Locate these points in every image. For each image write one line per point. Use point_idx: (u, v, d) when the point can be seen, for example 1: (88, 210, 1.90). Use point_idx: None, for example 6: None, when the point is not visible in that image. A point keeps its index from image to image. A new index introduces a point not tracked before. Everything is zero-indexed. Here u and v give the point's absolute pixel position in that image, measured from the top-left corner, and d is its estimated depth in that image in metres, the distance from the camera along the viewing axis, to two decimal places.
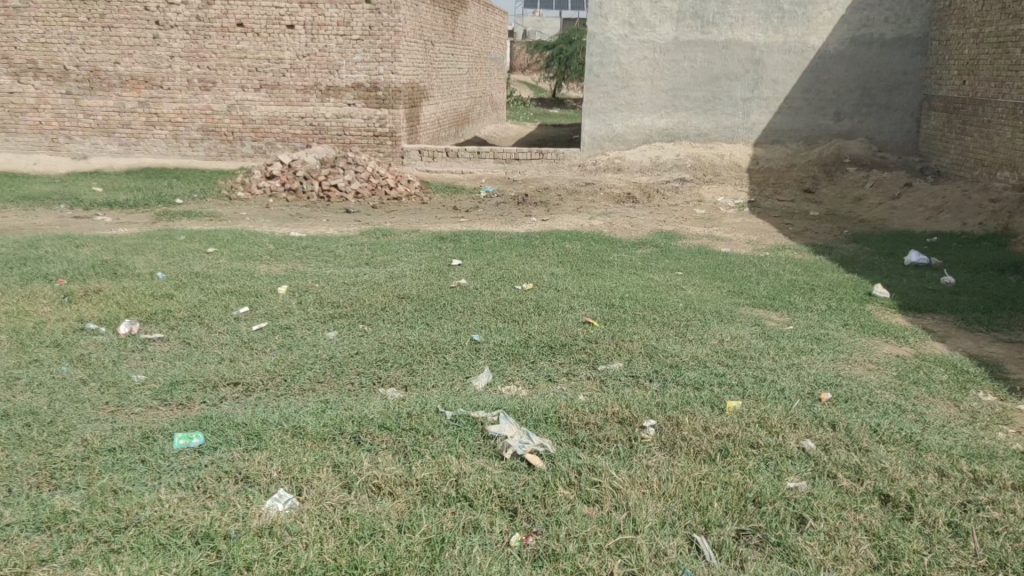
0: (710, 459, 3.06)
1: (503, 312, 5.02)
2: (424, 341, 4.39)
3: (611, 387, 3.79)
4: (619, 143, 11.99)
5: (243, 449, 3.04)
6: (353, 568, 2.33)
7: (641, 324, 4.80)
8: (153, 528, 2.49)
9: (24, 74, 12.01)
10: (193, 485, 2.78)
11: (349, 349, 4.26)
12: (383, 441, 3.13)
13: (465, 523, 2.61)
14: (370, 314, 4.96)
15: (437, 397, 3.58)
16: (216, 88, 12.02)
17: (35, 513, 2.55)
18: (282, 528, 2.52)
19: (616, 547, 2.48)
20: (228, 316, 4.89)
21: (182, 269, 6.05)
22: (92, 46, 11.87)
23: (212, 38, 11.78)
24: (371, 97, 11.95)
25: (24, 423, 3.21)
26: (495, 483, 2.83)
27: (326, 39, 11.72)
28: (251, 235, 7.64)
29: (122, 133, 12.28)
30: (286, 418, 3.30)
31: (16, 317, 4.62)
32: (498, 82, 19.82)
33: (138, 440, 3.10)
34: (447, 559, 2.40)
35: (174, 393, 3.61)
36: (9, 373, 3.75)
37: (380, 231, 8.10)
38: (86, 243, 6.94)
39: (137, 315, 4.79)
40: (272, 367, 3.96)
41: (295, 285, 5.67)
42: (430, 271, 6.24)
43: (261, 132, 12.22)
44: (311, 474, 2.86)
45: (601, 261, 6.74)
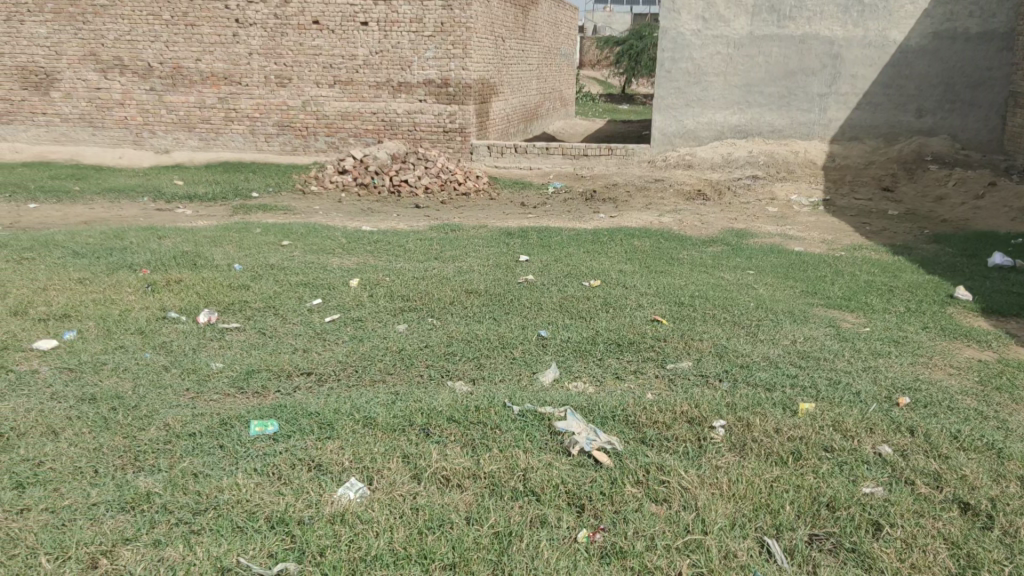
0: (782, 461, 3.02)
1: (570, 309, 5.02)
2: (492, 336, 4.42)
3: (680, 386, 3.75)
4: (690, 139, 11.84)
5: (316, 438, 3.12)
6: (423, 558, 2.38)
7: (711, 323, 4.75)
8: (231, 511, 2.58)
9: (111, 70, 12.45)
10: (269, 471, 2.85)
11: (418, 342, 4.32)
12: (451, 434, 3.17)
13: (533, 517, 2.62)
14: (439, 308, 5.01)
15: (505, 391, 3.61)
16: (292, 84, 12.29)
17: (120, 493, 2.66)
18: (353, 515, 2.58)
19: (685, 547, 2.47)
20: (302, 307, 5.00)
21: (258, 261, 6.21)
22: (175, 43, 12.25)
23: (289, 35, 12.06)
24: (442, 93, 12.05)
25: (110, 407, 3.34)
26: (563, 479, 2.83)
27: (399, 36, 11.87)
28: (324, 229, 7.78)
29: (203, 129, 12.66)
30: (358, 408, 3.37)
31: (103, 305, 4.80)
32: (567, 78, 19.78)
33: (216, 425, 3.20)
34: (515, 552, 2.42)
35: (251, 381, 3.72)
36: (96, 359, 3.91)
37: (449, 226, 8.17)
38: (168, 235, 7.17)
39: (215, 305, 4.93)
40: (343, 358, 4.04)
41: (366, 278, 5.76)
42: (498, 266, 6.27)
43: (334, 128, 12.43)
44: (382, 464, 2.91)
45: (671, 259, 6.69)
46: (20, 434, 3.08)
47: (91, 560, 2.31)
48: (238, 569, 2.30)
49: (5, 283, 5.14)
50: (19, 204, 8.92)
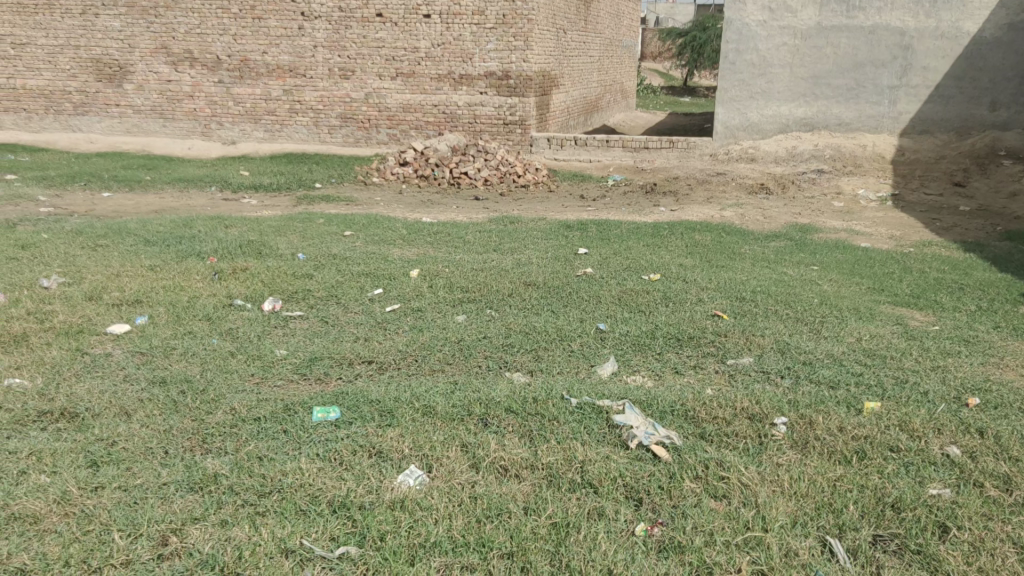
0: (845, 461, 2.96)
1: (629, 302, 5.00)
2: (550, 328, 4.43)
3: (740, 382, 3.71)
4: (753, 132, 11.66)
5: (377, 425, 3.17)
6: (481, 545, 2.41)
7: (773, 319, 4.68)
8: (295, 495, 2.64)
9: (181, 63, 12.76)
10: (331, 457, 2.91)
11: (477, 333, 4.35)
12: (509, 425, 3.19)
13: (591, 509, 2.63)
14: (497, 300, 5.04)
15: (563, 383, 3.61)
16: (356, 76, 12.45)
17: (189, 474, 2.74)
18: (413, 502, 2.62)
19: (745, 544, 2.45)
20: (364, 297, 5.08)
21: (321, 251, 6.32)
22: (243, 36, 12.49)
23: (353, 28, 12.20)
24: (503, 86, 12.07)
25: (180, 390, 3.45)
26: (621, 472, 2.83)
27: (461, 28, 11.89)
28: (386, 219, 7.88)
29: (268, 120, 12.92)
30: (417, 397, 3.41)
31: (174, 291, 4.95)
32: (628, 70, 19.62)
33: (280, 411, 3.27)
34: (573, 543, 2.42)
35: (314, 368, 3.80)
36: (166, 343, 4.03)
37: (508, 218, 8.19)
38: (234, 224, 7.34)
39: (280, 293, 5.03)
40: (403, 348, 4.10)
41: (426, 269, 5.81)
42: (556, 259, 6.27)
43: (396, 120, 12.58)
44: (441, 453, 2.95)
45: (732, 253, 6.61)
46: (95, 415, 3.19)
47: (162, 537, 2.39)
48: (301, 551, 2.35)
49: (81, 269, 5.33)
50: (94, 192, 9.23)
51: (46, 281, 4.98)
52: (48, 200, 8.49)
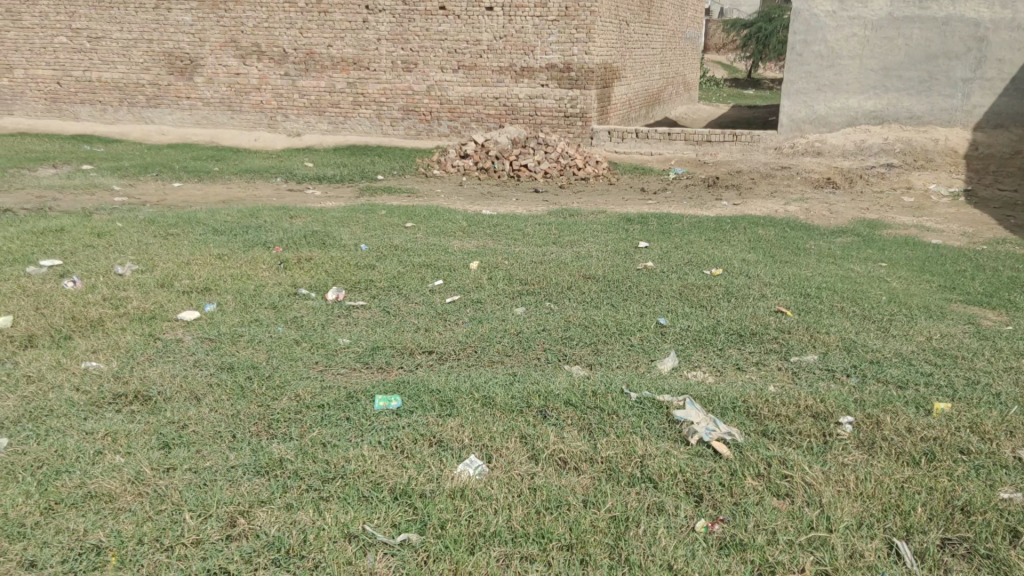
0: (913, 462, 2.89)
1: (690, 297, 4.96)
2: (610, 321, 4.41)
3: (804, 380, 3.65)
4: (820, 125, 11.42)
5: (437, 415, 3.20)
6: (541, 537, 2.42)
7: (838, 317, 4.59)
8: (358, 481, 2.68)
9: (249, 56, 13.03)
10: (392, 445, 2.95)
11: (536, 325, 4.36)
12: (568, 417, 3.19)
13: (650, 504, 2.62)
14: (557, 292, 5.04)
15: (623, 377, 3.60)
16: (418, 69, 12.55)
17: (256, 458, 2.81)
18: (473, 491, 2.64)
19: (809, 544, 2.41)
20: (424, 288, 5.12)
21: (383, 241, 6.40)
22: (309, 30, 12.68)
23: (417, 21, 12.30)
24: (564, 78, 12.02)
25: (247, 376, 3.54)
26: (681, 468, 2.81)
27: (523, 20, 11.88)
28: (446, 211, 7.93)
29: (332, 112, 13.11)
30: (477, 387, 3.44)
31: (241, 280, 5.06)
32: (691, 62, 19.37)
33: (343, 398, 3.33)
34: (632, 538, 2.42)
35: (375, 357, 3.85)
36: (234, 330, 4.14)
37: (568, 211, 8.18)
38: (299, 214, 7.48)
39: (343, 283, 5.11)
40: (463, 339, 4.12)
41: (486, 261, 5.84)
42: (616, 252, 6.24)
43: (457, 113, 12.63)
44: (500, 443, 2.97)
45: (797, 248, 6.50)
46: (167, 398, 3.29)
47: (230, 518, 2.46)
48: (363, 536, 2.39)
49: (153, 257, 5.49)
50: (165, 182, 9.51)
51: (120, 268, 5.14)
52: (122, 189, 8.77)
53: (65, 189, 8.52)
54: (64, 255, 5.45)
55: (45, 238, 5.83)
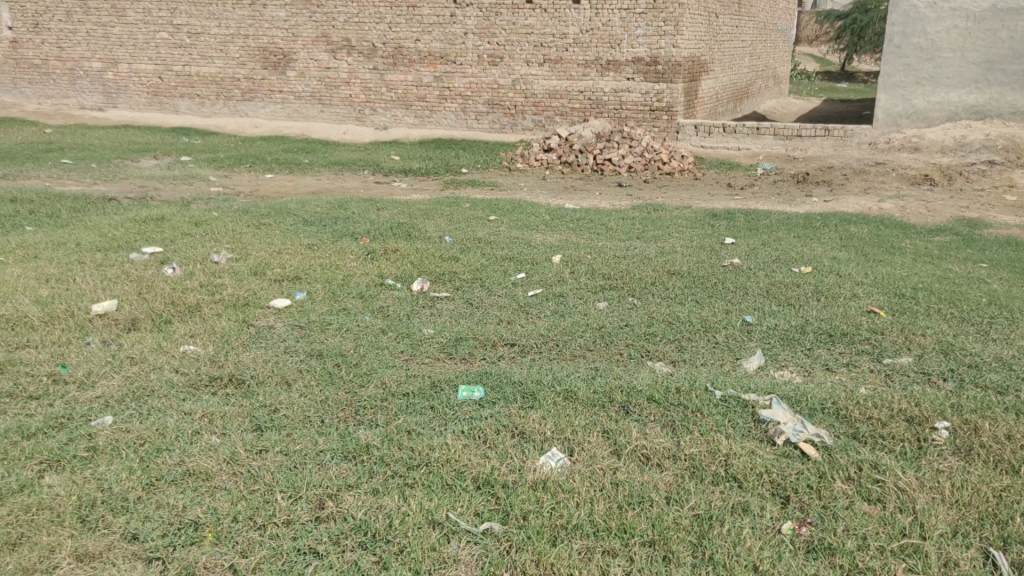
0: (1013, 471, 2.77)
1: (778, 295, 4.85)
2: (694, 318, 4.35)
3: (898, 383, 3.54)
4: (918, 120, 11.01)
5: (519, 406, 3.22)
6: (623, 531, 2.42)
7: (935, 318, 4.42)
8: (442, 469, 2.72)
9: (339, 51, 13.32)
10: (476, 435, 2.98)
11: (619, 320, 4.34)
12: (651, 414, 3.16)
13: (735, 504, 2.58)
14: (640, 288, 5.00)
15: (707, 375, 3.55)
16: (504, 63, 12.61)
17: (343, 443, 2.88)
18: (555, 484, 2.65)
19: (901, 550, 2.35)
20: (507, 280, 5.15)
21: (467, 234, 6.46)
22: (398, 24, 12.89)
23: (503, 15, 12.35)
24: (650, 72, 11.88)
25: (335, 363, 3.63)
26: (767, 468, 2.76)
27: (610, 14, 11.80)
28: (528, 205, 7.94)
29: (419, 106, 13.29)
30: (560, 380, 3.44)
31: (330, 270, 5.19)
32: (782, 55, 18.91)
33: (427, 388, 3.38)
34: (715, 537, 2.39)
35: (459, 347, 3.90)
36: (323, 319, 4.24)
37: (653, 206, 8.09)
38: (385, 206, 7.61)
39: (428, 275, 5.18)
40: (546, 332, 4.13)
41: (568, 255, 5.83)
42: (702, 248, 6.15)
43: (542, 107, 12.62)
44: (582, 437, 2.96)
45: (891, 247, 6.29)
46: (260, 382, 3.40)
47: (319, 501, 2.53)
48: (447, 524, 2.43)
49: (246, 246, 5.66)
50: (258, 173, 9.79)
51: (216, 256, 5.32)
52: (218, 180, 9.07)
53: (165, 179, 8.86)
54: (164, 243, 5.68)
55: (147, 227, 6.07)
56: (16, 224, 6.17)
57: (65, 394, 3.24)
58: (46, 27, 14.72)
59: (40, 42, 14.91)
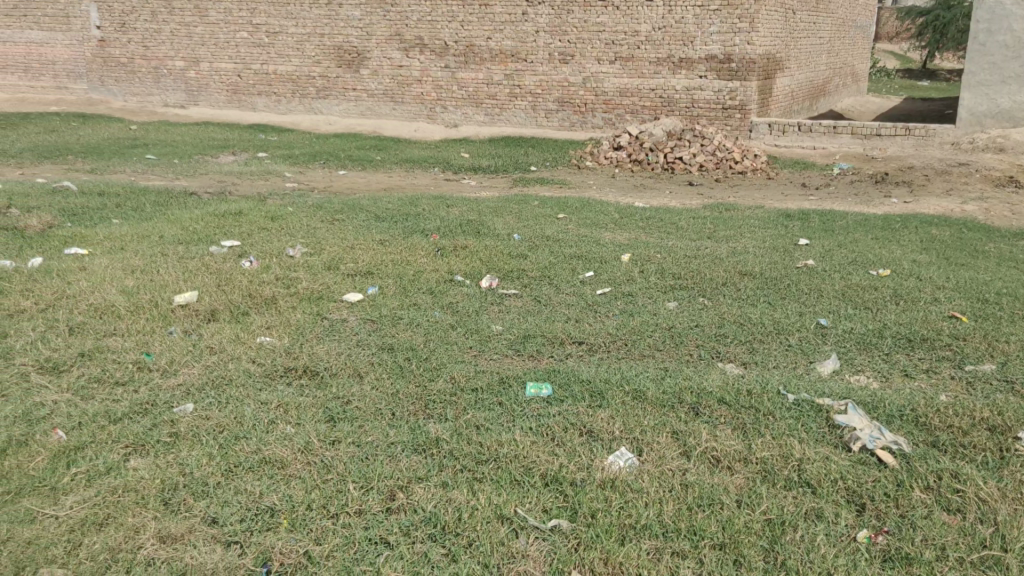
0: None
1: (854, 298, 4.74)
2: (767, 320, 4.28)
3: (980, 391, 3.42)
4: (1004, 119, 10.56)
5: (587, 405, 3.21)
6: (693, 533, 2.40)
7: (1021, 325, 4.26)
8: (510, 465, 2.74)
9: (412, 49, 13.50)
10: (544, 432, 2.99)
11: (689, 321, 4.29)
12: (721, 416, 3.12)
13: (808, 510, 2.53)
14: (711, 288, 4.94)
15: (780, 378, 3.48)
16: (575, 61, 12.58)
17: (413, 436, 2.92)
18: (623, 483, 2.64)
19: (981, 562, 2.28)
20: (575, 279, 5.14)
21: (536, 232, 6.46)
22: (470, 23, 13.00)
23: (575, 13, 12.34)
24: (724, 69, 11.70)
25: (406, 357, 3.68)
26: (842, 474, 2.70)
27: (683, 11, 11.68)
28: (598, 203, 7.91)
29: (489, 104, 13.35)
30: (628, 380, 3.42)
31: (401, 265, 5.26)
32: (861, 52, 18.43)
33: (496, 384, 3.40)
34: (788, 542, 2.36)
35: (527, 345, 3.91)
36: (394, 313, 4.30)
37: (725, 206, 7.96)
38: (455, 204, 7.66)
39: (496, 272, 5.21)
40: (614, 331, 4.11)
41: (637, 254, 5.79)
42: (775, 249, 6.04)
43: (612, 105, 12.53)
44: (651, 437, 2.94)
45: (974, 250, 6.08)
46: (333, 374, 3.47)
47: (390, 492, 2.56)
48: (516, 519, 2.45)
49: (320, 241, 5.77)
50: (332, 170, 9.96)
51: (291, 251, 5.44)
52: (293, 176, 9.25)
53: (243, 175, 9.08)
54: (242, 237, 5.83)
55: (226, 221, 6.23)
56: (103, 217, 6.41)
57: (148, 381, 3.36)
58: (132, 27, 15.25)
59: (126, 41, 15.44)
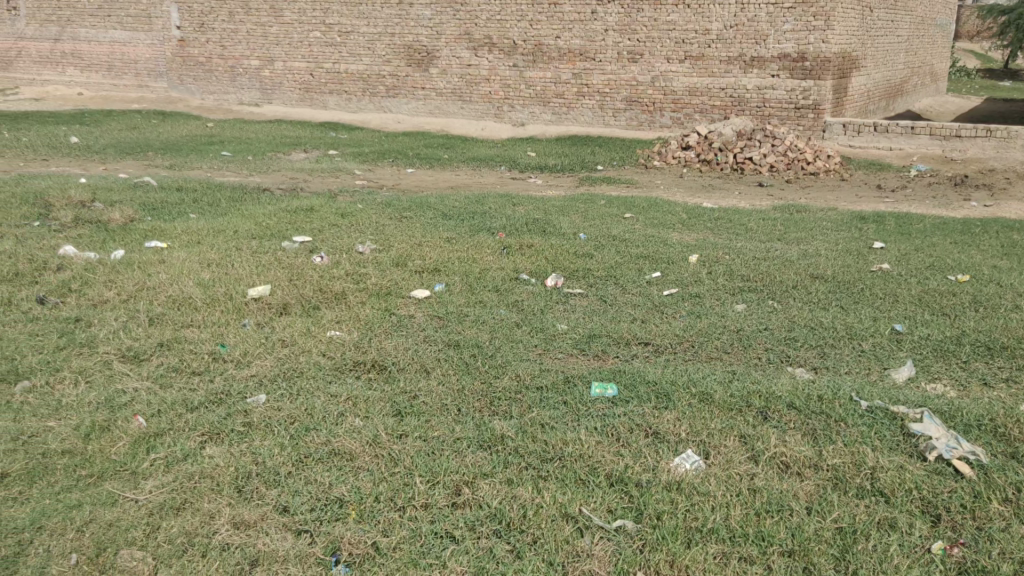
0: None
1: (931, 303, 4.60)
2: (839, 324, 4.19)
3: None
4: None
5: (653, 406, 3.19)
6: (761, 539, 2.37)
7: None
8: (575, 464, 2.73)
9: (481, 48, 13.57)
10: (609, 432, 2.98)
11: (758, 323, 4.22)
12: (791, 421, 3.07)
13: (881, 519, 2.47)
14: (781, 291, 4.85)
15: (852, 384, 3.40)
16: (644, 60, 12.49)
17: (479, 433, 2.94)
18: (690, 485, 2.61)
19: None
20: (642, 279, 5.10)
21: (602, 231, 6.43)
22: (539, 22, 13.01)
23: (645, 12, 12.26)
24: (797, 68, 11.44)
25: (472, 354, 3.70)
26: (917, 484, 2.63)
27: (756, 9, 11.48)
28: (665, 203, 7.84)
29: (557, 103, 13.34)
30: (695, 382, 3.38)
31: (468, 263, 5.29)
32: (940, 51, 17.88)
33: (561, 382, 3.40)
34: (860, 552, 2.30)
35: (592, 345, 3.89)
36: (461, 310, 4.33)
37: (795, 207, 7.82)
38: (522, 202, 7.69)
39: (562, 271, 5.20)
40: (681, 332, 4.07)
41: (705, 254, 5.73)
42: (848, 252, 5.90)
43: (681, 104, 12.39)
44: (718, 440, 2.91)
45: None
46: (400, 369, 3.52)
47: (456, 487, 2.59)
48: (581, 518, 2.44)
49: (388, 238, 5.85)
50: (400, 168, 10.09)
51: (361, 247, 5.53)
52: (363, 174, 9.41)
53: (314, 173, 9.26)
54: (314, 232, 5.94)
55: (298, 217, 6.36)
56: (181, 211, 6.61)
57: (223, 371, 3.45)
58: (211, 26, 15.68)
59: (204, 41, 15.88)
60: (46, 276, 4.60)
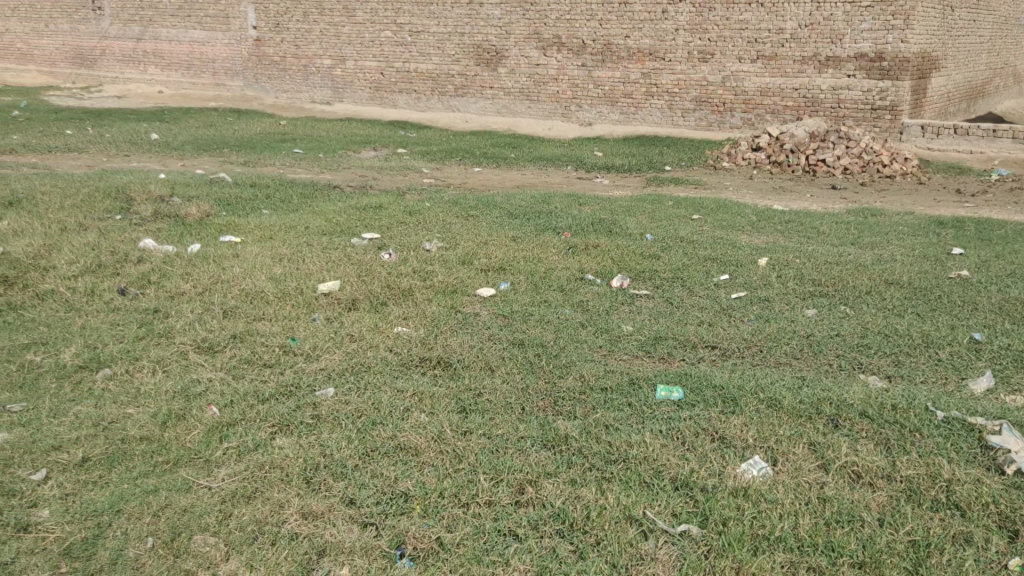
0: None
1: (1012, 312, 4.43)
2: (914, 332, 4.07)
3: None
4: None
5: (720, 411, 3.14)
6: (830, 550, 2.31)
7: None
8: (639, 466, 2.71)
9: (549, 48, 13.56)
10: (674, 435, 2.94)
11: (829, 329, 4.13)
12: (863, 430, 2.99)
13: (957, 533, 2.39)
14: (853, 296, 4.73)
15: (928, 393, 3.29)
16: (714, 60, 12.32)
17: (543, 432, 2.94)
18: (757, 492, 2.56)
19: None
20: (709, 282, 5.03)
21: (669, 232, 6.36)
22: (609, 21, 12.96)
23: (717, 11, 12.09)
24: (874, 68, 11.13)
25: (536, 353, 3.70)
26: (995, 498, 2.54)
27: (832, 8, 11.22)
28: (734, 204, 7.72)
29: (625, 103, 13.26)
30: (763, 388, 3.31)
31: (533, 262, 5.29)
32: None
33: (625, 384, 3.37)
34: (933, 566, 2.24)
35: (658, 347, 3.85)
36: (525, 309, 4.33)
37: (869, 210, 7.62)
38: (588, 202, 7.67)
39: (628, 271, 5.17)
40: (750, 336, 4.00)
41: (775, 258, 5.62)
42: (925, 258, 5.72)
43: (752, 104, 12.18)
44: (787, 447, 2.85)
45: None
46: (465, 366, 3.54)
47: (519, 486, 2.59)
48: (644, 521, 2.42)
49: (455, 236, 5.88)
50: (467, 167, 10.14)
51: (428, 244, 5.59)
52: (431, 172, 9.49)
53: (383, 171, 9.37)
54: (382, 229, 6.02)
55: (368, 214, 6.45)
56: (255, 207, 6.75)
57: (293, 364, 3.52)
58: (286, 26, 16.01)
59: (279, 40, 16.22)
60: (126, 268, 4.75)
